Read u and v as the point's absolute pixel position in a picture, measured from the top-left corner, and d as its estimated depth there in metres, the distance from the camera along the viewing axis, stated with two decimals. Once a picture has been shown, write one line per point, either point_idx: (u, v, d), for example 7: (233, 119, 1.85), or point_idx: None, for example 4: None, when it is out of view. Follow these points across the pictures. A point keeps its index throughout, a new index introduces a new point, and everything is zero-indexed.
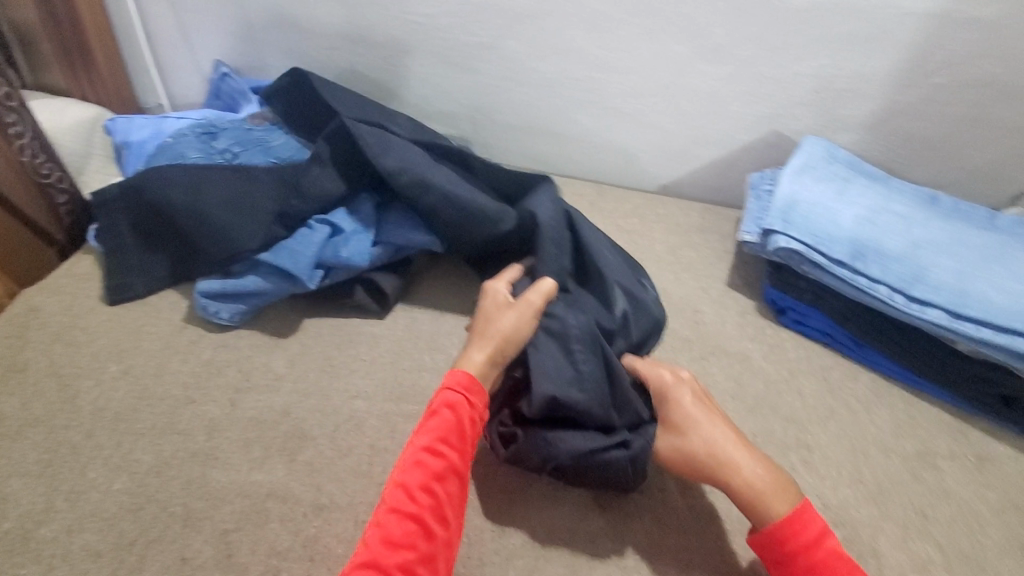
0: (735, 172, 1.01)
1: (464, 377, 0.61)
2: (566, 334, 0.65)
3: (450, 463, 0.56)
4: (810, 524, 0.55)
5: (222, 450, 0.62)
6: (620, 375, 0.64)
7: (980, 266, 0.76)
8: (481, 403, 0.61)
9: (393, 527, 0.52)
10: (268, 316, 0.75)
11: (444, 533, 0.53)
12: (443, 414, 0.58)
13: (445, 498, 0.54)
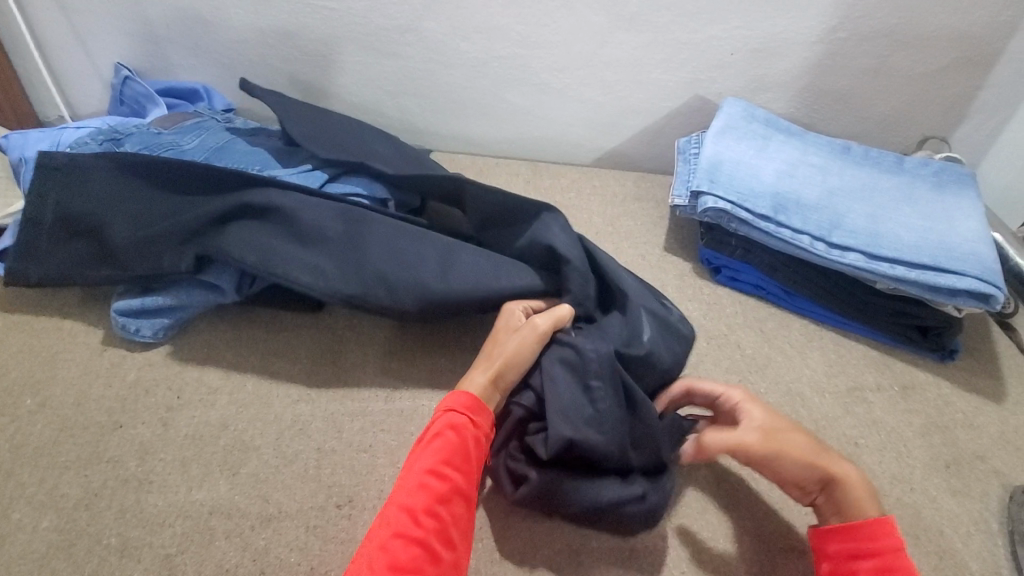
0: (664, 139, 1.03)
1: (468, 399, 0.59)
2: (585, 368, 0.61)
3: (454, 484, 0.54)
4: (892, 532, 0.55)
5: (157, 473, 0.58)
6: (642, 412, 0.61)
7: (890, 209, 0.81)
8: (486, 423, 0.59)
9: (397, 553, 0.49)
10: (196, 329, 0.71)
11: (450, 555, 0.51)
12: (447, 435, 0.56)
13: (450, 521, 0.53)
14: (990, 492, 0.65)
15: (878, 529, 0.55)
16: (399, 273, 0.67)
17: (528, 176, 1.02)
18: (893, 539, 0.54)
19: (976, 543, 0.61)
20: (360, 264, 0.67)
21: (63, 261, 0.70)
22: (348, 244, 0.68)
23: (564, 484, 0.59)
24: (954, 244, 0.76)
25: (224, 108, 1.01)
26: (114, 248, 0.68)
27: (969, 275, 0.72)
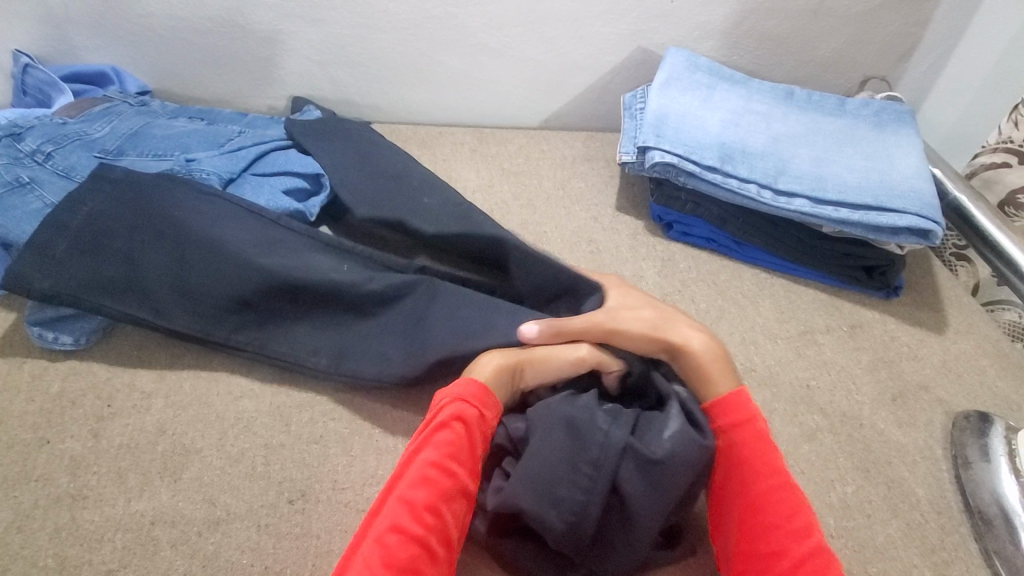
0: (611, 96, 1.00)
1: (479, 392, 0.57)
2: (587, 448, 0.54)
3: (459, 482, 0.52)
4: (741, 407, 0.59)
5: (92, 487, 0.55)
6: (622, 526, 0.53)
7: (834, 152, 0.81)
8: (493, 417, 0.57)
9: (397, 549, 0.47)
10: (124, 330, 0.66)
11: (449, 554, 0.50)
12: (454, 428, 0.54)
13: (453, 518, 0.51)
14: (933, 419, 0.68)
15: (731, 403, 0.59)
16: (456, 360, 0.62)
17: (473, 144, 0.98)
18: (744, 411, 0.59)
19: (921, 469, 0.64)
20: (424, 342, 0.62)
21: (77, 276, 0.62)
22: (412, 322, 0.64)
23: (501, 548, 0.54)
24: (894, 183, 0.76)
25: (138, 91, 0.94)
26: (150, 287, 0.63)
27: (910, 213, 0.73)
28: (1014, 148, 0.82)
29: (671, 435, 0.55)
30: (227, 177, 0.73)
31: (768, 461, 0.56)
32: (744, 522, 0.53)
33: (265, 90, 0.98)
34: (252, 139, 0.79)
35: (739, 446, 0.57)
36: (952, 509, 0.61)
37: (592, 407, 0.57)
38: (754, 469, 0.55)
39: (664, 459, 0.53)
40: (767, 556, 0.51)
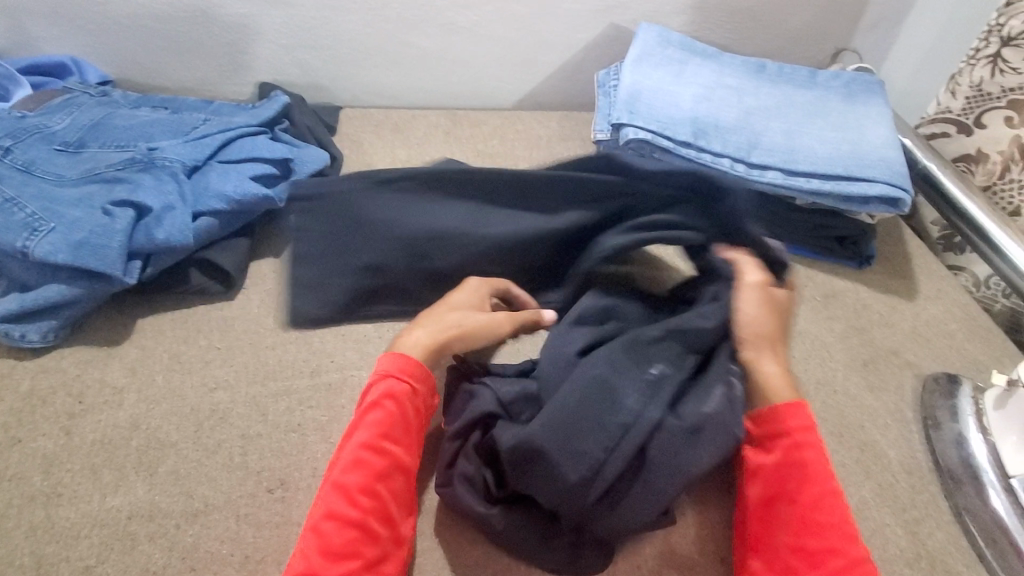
0: (584, 74, 0.99)
1: (410, 364, 0.56)
2: (615, 404, 0.51)
3: (394, 459, 0.52)
4: (794, 417, 0.54)
5: (66, 485, 0.54)
6: (635, 491, 0.50)
7: (805, 124, 0.81)
8: (427, 390, 0.56)
9: (334, 536, 0.48)
10: (94, 326, 0.65)
11: (392, 532, 0.50)
12: (385, 406, 0.54)
13: (391, 496, 0.51)
14: (904, 383, 0.69)
15: (787, 412, 0.54)
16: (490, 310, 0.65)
17: (447, 127, 0.96)
18: (802, 421, 0.54)
19: (893, 432, 0.65)
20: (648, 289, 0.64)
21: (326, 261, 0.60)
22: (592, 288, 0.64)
23: (497, 519, 0.52)
24: (865, 152, 0.77)
25: (100, 81, 0.90)
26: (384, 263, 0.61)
27: (879, 181, 0.74)
28: (952, 118, 0.84)
29: (716, 406, 0.51)
30: (191, 165, 0.71)
31: (826, 466, 0.53)
32: (800, 524, 0.51)
33: (231, 77, 0.95)
34: (217, 126, 0.77)
35: (787, 457, 0.53)
36: (923, 469, 0.63)
37: (637, 361, 0.53)
38: (814, 472, 0.52)
39: (695, 426, 0.50)
40: (815, 555, 0.50)
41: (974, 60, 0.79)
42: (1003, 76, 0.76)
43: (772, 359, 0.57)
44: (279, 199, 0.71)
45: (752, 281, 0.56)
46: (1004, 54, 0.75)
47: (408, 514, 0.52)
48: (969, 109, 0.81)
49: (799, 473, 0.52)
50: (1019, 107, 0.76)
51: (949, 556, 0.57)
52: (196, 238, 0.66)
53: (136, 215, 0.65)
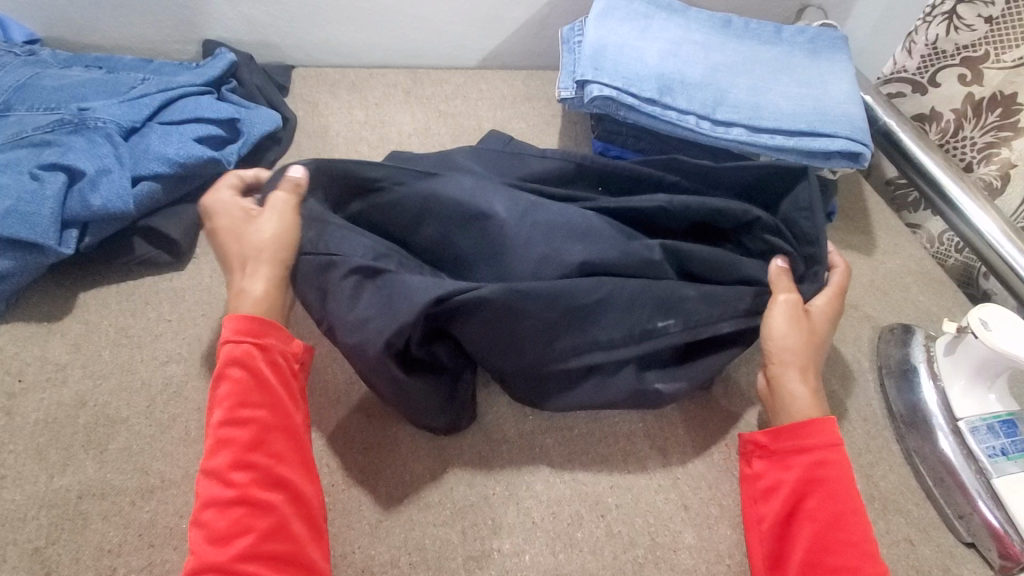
0: (550, 30, 0.96)
1: (246, 323, 0.52)
2: (598, 316, 0.55)
3: (262, 422, 0.49)
4: (816, 434, 0.53)
5: (9, 466, 0.51)
6: (570, 385, 0.57)
7: (770, 79, 0.81)
8: (278, 340, 0.53)
9: (220, 521, 0.45)
10: (31, 301, 0.61)
11: (287, 494, 0.47)
12: (232, 374, 0.50)
13: (271, 461, 0.48)
14: (862, 335, 0.71)
15: (811, 429, 0.53)
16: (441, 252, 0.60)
17: (407, 86, 0.92)
18: (826, 437, 0.53)
19: (850, 382, 0.67)
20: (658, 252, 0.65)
21: None
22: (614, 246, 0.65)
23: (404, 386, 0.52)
24: (828, 108, 0.77)
25: (26, 41, 0.83)
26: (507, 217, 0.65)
27: (841, 137, 0.74)
28: (906, 77, 0.84)
29: (666, 388, 0.57)
30: (127, 126, 0.66)
31: (849, 484, 0.51)
32: (820, 541, 0.49)
33: (171, 32, 0.88)
34: (158, 85, 0.72)
35: (811, 474, 0.52)
36: (877, 415, 0.65)
37: (642, 290, 0.56)
38: (837, 490, 0.50)
39: (659, 391, 0.57)
40: (834, 572, 0.48)
41: (930, 16, 0.78)
42: (957, 33, 0.76)
43: (806, 379, 0.57)
44: (226, 162, 0.67)
45: (782, 300, 0.58)
46: (958, 10, 0.74)
47: (305, 471, 0.49)
48: (923, 69, 0.82)
49: (821, 490, 0.51)
50: (972, 65, 0.77)
51: (899, 496, 0.60)
52: (137, 205, 0.62)
53: (68, 179, 0.61)
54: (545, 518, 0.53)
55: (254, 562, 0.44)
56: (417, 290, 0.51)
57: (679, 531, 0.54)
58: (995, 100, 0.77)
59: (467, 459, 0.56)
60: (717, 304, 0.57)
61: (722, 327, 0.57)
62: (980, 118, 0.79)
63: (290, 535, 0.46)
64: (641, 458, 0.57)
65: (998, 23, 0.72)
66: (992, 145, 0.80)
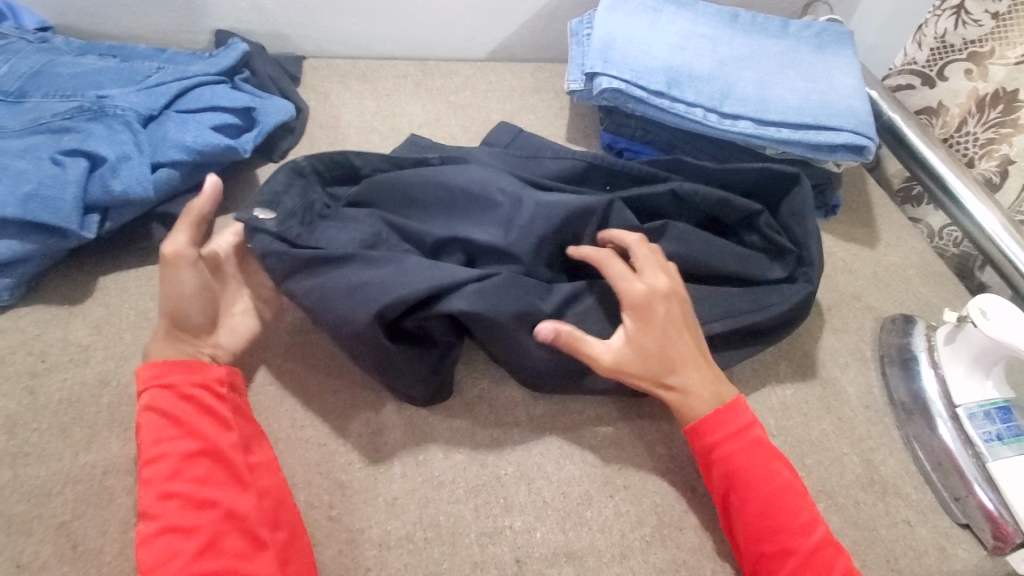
0: (558, 24, 0.97)
1: (155, 368, 0.53)
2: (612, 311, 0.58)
3: (179, 451, 0.49)
4: (716, 427, 0.55)
5: (34, 444, 0.53)
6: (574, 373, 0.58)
7: (777, 73, 0.82)
8: (188, 374, 0.53)
9: (152, 554, 0.46)
10: (50, 285, 0.62)
11: (215, 513, 0.48)
12: (148, 415, 0.51)
13: (194, 486, 0.49)
14: (864, 325, 0.73)
15: (704, 428, 0.55)
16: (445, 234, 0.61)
17: (417, 78, 0.93)
18: (726, 426, 0.55)
19: (852, 370, 0.69)
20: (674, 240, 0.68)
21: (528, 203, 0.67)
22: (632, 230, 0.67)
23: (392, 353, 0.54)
24: (833, 102, 0.78)
25: (38, 28, 0.83)
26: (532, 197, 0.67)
27: (845, 130, 0.75)
28: (916, 70, 0.85)
29: None
30: (145, 114, 0.67)
31: (760, 464, 0.54)
32: (758, 530, 0.51)
33: (184, 23, 0.89)
34: (173, 74, 0.73)
35: (726, 470, 0.54)
36: (878, 403, 0.67)
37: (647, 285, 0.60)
38: (746, 478, 0.53)
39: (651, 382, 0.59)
40: (774, 557, 0.51)
41: (940, 10, 0.79)
42: (965, 28, 0.77)
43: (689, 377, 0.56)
44: (242, 150, 0.68)
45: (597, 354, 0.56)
46: (966, 5, 0.76)
47: (237, 486, 0.50)
48: (933, 62, 0.83)
49: (737, 481, 0.53)
50: (978, 61, 0.78)
51: (899, 479, 0.62)
52: (156, 191, 0.63)
53: (89, 165, 0.62)
54: (555, 497, 0.55)
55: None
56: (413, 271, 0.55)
57: (685, 512, 0.55)
58: (998, 96, 0.78)
59: (480, 441, 0.57)
60: (716, 307, 0.63)
61: (713, 328, 0.62)
62: (983, 114, 0.80)
63: (219, 553, 0.46)
64: (650, 440, 0.59)
65: (1004, 19, 0.74)
66: (993, 141, 0.81)
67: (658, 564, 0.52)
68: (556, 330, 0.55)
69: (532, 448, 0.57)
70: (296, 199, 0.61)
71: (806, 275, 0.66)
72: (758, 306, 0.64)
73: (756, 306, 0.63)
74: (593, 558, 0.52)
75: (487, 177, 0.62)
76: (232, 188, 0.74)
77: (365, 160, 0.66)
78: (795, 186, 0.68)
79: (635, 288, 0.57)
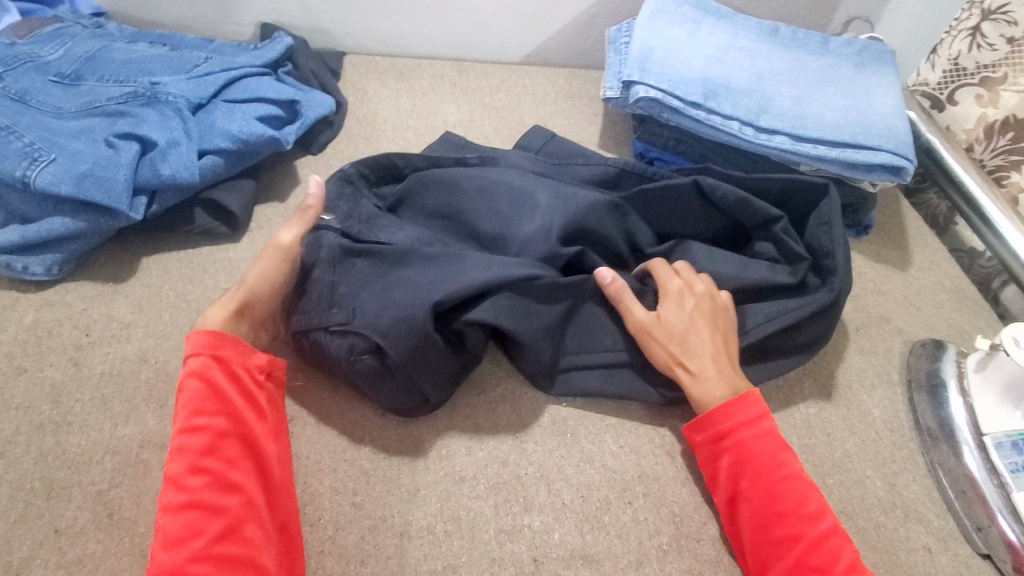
0: (596, 30, 0.97)
1: (211, 337, 0.53)
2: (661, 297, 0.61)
3: (217, 431, 0.49)
4: (728, 416, 0.55)
5: (76, 414, 0.55)
6: (608, 373, 0.61)
7: (815, 90, 0.81)
8: (239, 352, 0.54)
9: (174, 527, 0.46)
10: (97, 262, 0.65)
11: (240, 498, 0.48)
12: (192, 384, 0.51)
13: (225, 467, 0.49)
14: (892, 348, 0.72)
15: (718, 416, 0.55)
16: (490, 220, 0.63)
17: (453, 78, 0.94)
18: (740, 414, 0.54)
19: (878, 393, 0.68)
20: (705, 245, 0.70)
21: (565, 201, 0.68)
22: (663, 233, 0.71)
23: (420, 359, 0.55)
24: (872, 121, 0.77)
25: (92, 13, 0.86)
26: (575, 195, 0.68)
27: (884, 150, 0.75)
28: (928, 92, 0.86)
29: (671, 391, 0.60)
30: (195, 102, 0.69)
31: (771, 453, 0.53)
32: (764, 519, 0.51)
33: (231, 15, 0.91)
34: (220, 64, 0.75)
35: (738, 458, 0.53)
36: (903, 427, 0.66)
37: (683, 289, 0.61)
38: (760, 466, 0.52)
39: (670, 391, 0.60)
40: (780, 542, 0.50)
41: (955, 31, 0.80)
42: (979, 51, 0.78)
43: (712, 367, 0.57)
44: (284, 141, 0.70)
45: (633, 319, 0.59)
46: (982, 28, 0.76)
47: (261, 475, 0.50)
48: (944, 85, 0.84)
49: (750, 470, 0.53)
50: (989, 86, 0.79)
51: (921, 505, 0.61)
52: (201, 177, 0.65)
53: (141, 149, 0.64)
54: (573, 498, 0.55)
55: (207, 565, 0.45)
56: (471, 266, 0.57)
57: (704, 522, 0.55)
58: (1008, 123, 0.78)
59: (501, 439, 0.58)
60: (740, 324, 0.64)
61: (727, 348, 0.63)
62: (991, 141, 0.80)
63: (239, 540, 0.47)
64: (671, 450, 0.59)
65: (1019, 45, 0.74)
66: (1002, 169, 0.80)
67: (674, 573, 0.53)
68: (615, 276, 0.59)
69: (553, 449, 0.58)
70: (350, 203, 0.65)
71: (829, 285, 0.64)
72: (784, 315, 0.62)
73: (771, 315, 0.63)
74: (609, 562, 0.52)
75: (524, 174, 0.65)
76: (272, 178, 0.76)
77: (406, 161, 0.69)
78: (822, 196, 0.68)
79: (672, 279, 0.62)
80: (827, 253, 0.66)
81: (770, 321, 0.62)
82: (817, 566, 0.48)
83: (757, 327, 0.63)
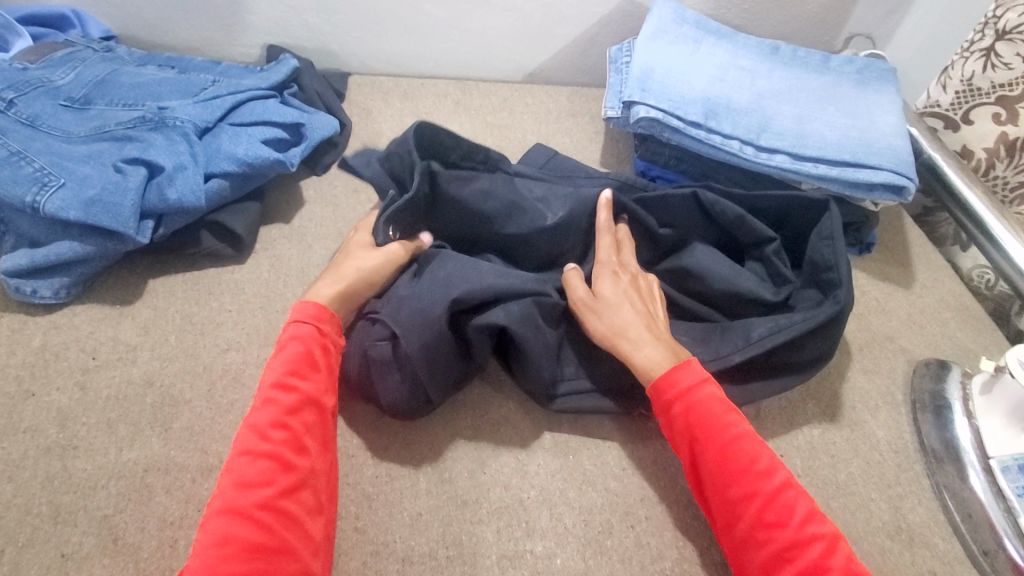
0: (598, 49, 0.98)
1: (317, 309, 0.57)
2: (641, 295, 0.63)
3: (305, 392, 0.52)
4: (673, 381, 0.54)
5: (82, 437, 0.55)
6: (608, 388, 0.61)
7: (816, 108, 0.81)
8: (336, 333, 0.58)
9: (249, 470, 0.47)
10: (104, 285, 0.65)
11: (309, 462, 0.50)
12: (291, 346, 0.55)
13: (303, 429, 0.51)
14: (896, 367, 0.71)
15: (661, 384, 0.55)
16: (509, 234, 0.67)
17: (456, 97, 0.95)
18: (684, 377, 0.55)
19: (882, 413, 0.68)
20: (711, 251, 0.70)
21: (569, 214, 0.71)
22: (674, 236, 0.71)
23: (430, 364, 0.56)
24: (874, 140, 0.78)
25: (102, 36, 0.88)
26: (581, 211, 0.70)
27: (885, 168, 0.75)
28: (940, 113, 0.86)
29: None
30: (202, 126, 0.71)
31: (718, 414, 0.53)
32: (715, 481, 0.51)
33: (237, 37, 0.93)
34: (227, 88, 0.76)
35: (687, 420, 0.53)
36: (908, 449, 0.65)
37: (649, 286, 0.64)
38: (710, 427, 0.52)
39: None
40: (733, 503, 0.50)
41: (968, 52, 0.79)
42: (994, 71, 0.77)
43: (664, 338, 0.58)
44: (290, 164, 0.70)
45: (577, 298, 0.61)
46: (996, 48, 0.76)
47: (327, 449, 0.52)
48: (957, 105, 0.84)
49: (699, 431, 0.52)
50: (1007, 105, 0.78)
51: (927, 529, 0.60)
52: (207, 201, 0.66)
53: (148, 173, 0.65)
54: (575, 523, 0.55)
55: (268, 514, 0.46)
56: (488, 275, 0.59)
57: (707, 548, 0.55)
58: None
59: (503, 462, 0.58)
60: (741, 335, 0.63)
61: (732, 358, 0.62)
62: (1013, 159, 0.79)
63: (299, 501, 0.48)
64: (673, 473, 0.59)
65: None
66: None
67: None
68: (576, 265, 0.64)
69: (554, 472, 0.58)
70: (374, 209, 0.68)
71: (835, 297, 0.63)
72: (785, 326, 0.62)
73: (772, 328, 0.62)
74: None
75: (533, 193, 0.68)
76: (277, 199, 0.77)
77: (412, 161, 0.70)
78: (822, 213, 0.68)
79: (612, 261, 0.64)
80: (829, 267, 0.65)
81: (772, 333, 0.62)
82: (773, 522, 0.48)
83: (760, 339, 0.62)
